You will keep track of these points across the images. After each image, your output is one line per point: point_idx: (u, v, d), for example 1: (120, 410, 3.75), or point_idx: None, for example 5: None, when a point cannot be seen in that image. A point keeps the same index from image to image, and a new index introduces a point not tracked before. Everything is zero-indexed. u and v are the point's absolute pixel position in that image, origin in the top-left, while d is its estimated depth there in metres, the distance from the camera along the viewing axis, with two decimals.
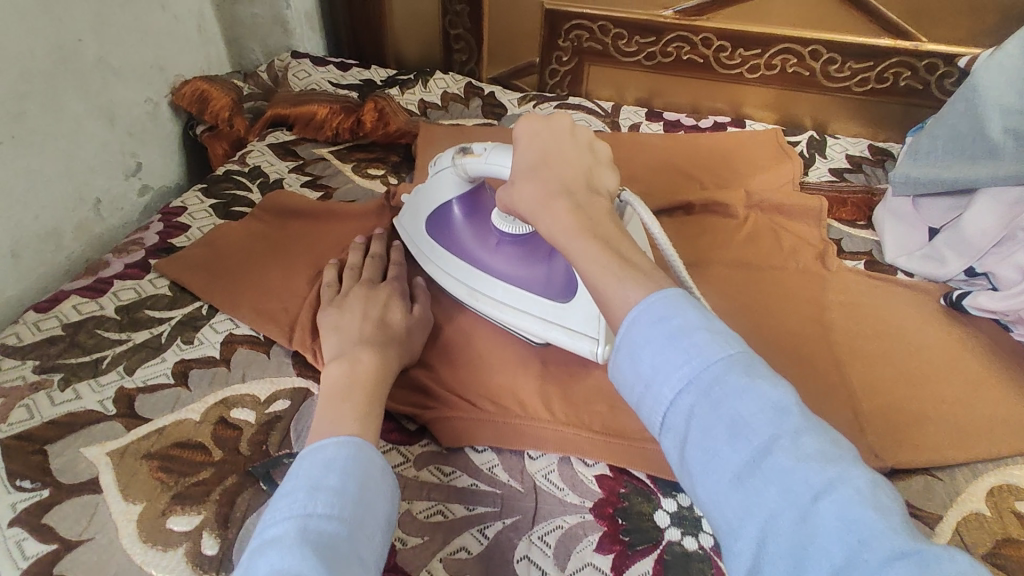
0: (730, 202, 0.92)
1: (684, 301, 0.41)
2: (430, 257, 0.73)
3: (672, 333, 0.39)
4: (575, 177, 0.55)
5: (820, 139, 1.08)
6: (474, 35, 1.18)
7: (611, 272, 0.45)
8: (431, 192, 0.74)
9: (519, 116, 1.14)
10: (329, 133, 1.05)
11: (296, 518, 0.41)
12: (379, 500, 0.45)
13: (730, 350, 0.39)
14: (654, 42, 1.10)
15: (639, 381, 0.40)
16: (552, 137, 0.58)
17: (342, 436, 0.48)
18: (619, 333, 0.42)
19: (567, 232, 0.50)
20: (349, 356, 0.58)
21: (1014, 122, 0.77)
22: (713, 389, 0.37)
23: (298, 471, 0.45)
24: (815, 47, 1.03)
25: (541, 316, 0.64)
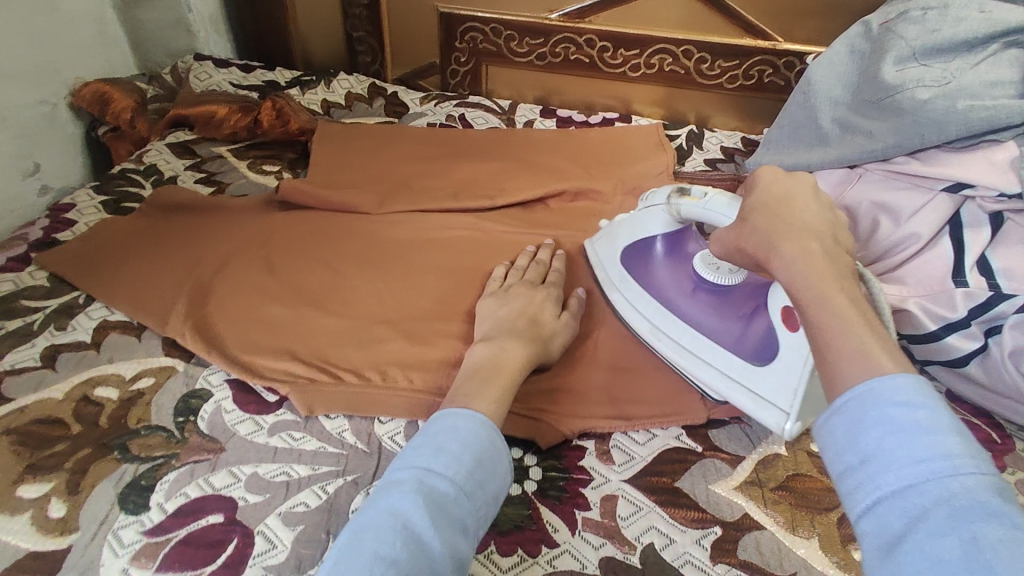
0: (604, 190, 0.99)
1: (937, 396, 0.37)
2: (619, 285, 0.74)
3: (913, 424, 0.36)
4: (819, 226, 0.51)
5: (698, 132, 1.16)
6: (376, 38, 1.23)
7: (851, 330, 0.42)
8: (634, 224, 0.76)
9: (419, 114, 1.19)
10: (228, 132, 1.09)
11: (418, 471, 0.46)
12: (485, 480, 0.48)
13: (983, 467, 0.34)
14: (543, 43, 1.17)
15: (855, 455, 0.37)
16: (797, 187, 0.55)
17: (471, 411, 0.52)
18: (843, 398, 0.39)
19: (807, 279, 0.45)
20: (496, 343, 0.62)
21: (839, 111, 0.86)
22: (957, 500, 0.33)
23: (428, 432, 0.50)
24: (686, 47, 1.11)
25: (725, 371, 0.63)
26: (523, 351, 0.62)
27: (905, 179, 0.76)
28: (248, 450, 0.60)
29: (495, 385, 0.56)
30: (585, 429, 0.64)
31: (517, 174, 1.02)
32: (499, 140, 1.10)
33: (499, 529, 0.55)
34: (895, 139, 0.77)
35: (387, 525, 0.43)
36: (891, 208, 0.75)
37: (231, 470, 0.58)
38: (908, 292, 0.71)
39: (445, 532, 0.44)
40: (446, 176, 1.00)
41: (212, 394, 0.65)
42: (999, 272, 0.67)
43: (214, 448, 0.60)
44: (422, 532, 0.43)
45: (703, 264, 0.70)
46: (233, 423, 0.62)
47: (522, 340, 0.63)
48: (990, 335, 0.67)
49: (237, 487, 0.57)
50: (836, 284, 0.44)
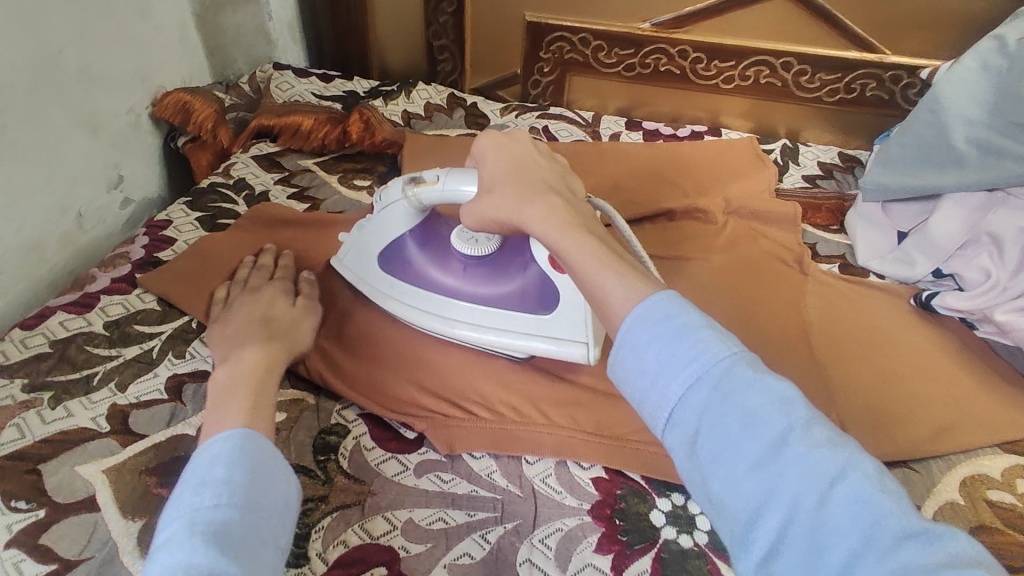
0: (709, 209, 0.95)
1: (681, 299, 0.42)
2: (392, 294, 0.70)
3: (679, 333, 0.40)
4: (551, 179, 0.58)
5: (793, 147, 1.12)
6: (457, 47, 1.20)
7: (604, 268, 0.47)
8: (376, 230, 0.71)
9: (501, 125, 1.16)
10: (316, 144, 1.06)
11: (183, 516, 0.40)
12: (269, 492, 0.44)
13: (733, 347, 0.39)
14: (633, 54, 1.13)
15: (645, 377, 0.40)
16: (520, 147, 0.61)
17: (227, 428, 0.47)
18: (621, 331, 0.42)
19: (560, 227, 0.51)
20: (233, 358, 0.57)
21: (976, 131, 0.81)
22: (724, 385, 0.38)
23: (184, 475, 0.44)
24: (786, 59, 1.07)
25: (521, 331, 0.66)
26: (266, 352, 0.58)
27: None
28: (399, 494, 0.57)
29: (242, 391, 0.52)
30: None
31: (612, 193, 1.00)
32: (586, 151, 1.08)
33: None
34: None
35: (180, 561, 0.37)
36: None
37: (385, 515, 0.55)
38: None
39: (242, 558, 0.39)
40: None
41: (350, 431, 0.62)
42: None
43: (363, 491, 0.57)
44: (209, 568, 0.37)
45: (460, 239, 0.68)
46: (376, 463, 0.60)
47: (260, 343, 0.59)
48: None
49: (396, 535, 0.54)
50: (579, 230, 0.50)
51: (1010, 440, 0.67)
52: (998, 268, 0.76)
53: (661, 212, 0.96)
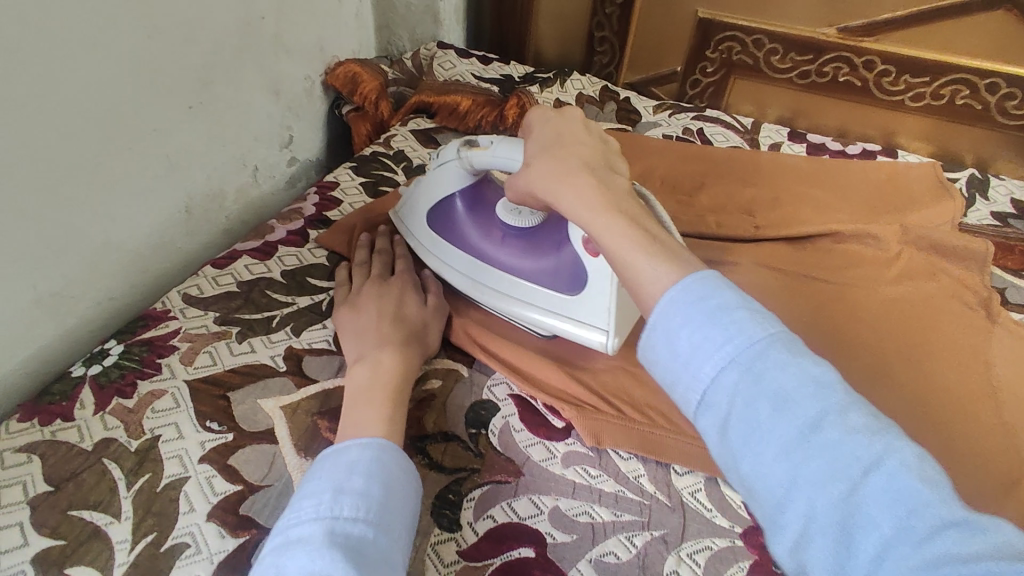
0: (882, 235, 0.87)
1: (717, 279, 0.40)
2: (431, 247, 0.74)
3: (718, 310, 0.38)
4: (592, 155, 0.53)
5: (982, 178, 1.01)
6: (619, 39, 1.17)
7: (634, 248, 0.44)
8: (429, 187, 0.75)
9: (654, 123, 1.13)
10: (472, 125, 1.09)
11: (323, 521, 0.42)
12: (396, 508, 0.45)
13: (770, 330, 0.37)
14: (811, 60, 1.05)
15: (675, 359, 0.38)
16: (566, 125, 0.57)
17: (365, 439, 0.49)
18: (653, 312, 0.40)
19: (592, 210, 0.48)
20: (372, 359, 0.59)
21: None
22: (754, 366, 0.36)
23: (321, 475, 0.46)
24: (993, 80, 0.96)
25: (546, 309, 0.66)
26: (398, 358, 0.59)
27: None
28: (546, 480, 0.57)
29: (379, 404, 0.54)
30: None
31: (770, 208, 0.95)
32: (744, 159, 1.02)
33: None
34: None
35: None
36: None
37: (532, 499, 0.56)
38: None
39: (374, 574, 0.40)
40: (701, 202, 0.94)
41: (499, 408, 0.63)
42: None
43: (511, 470, 0.58)
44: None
45: (507, 210, 0.71)
46: (524, 445, 0.60)
47: (395, 348, 0.60)
48: None
49: (542, 520, 0.54)
50: (607, 210, 0.47)
51: None
52: None
53: (826, 231, 0.89)
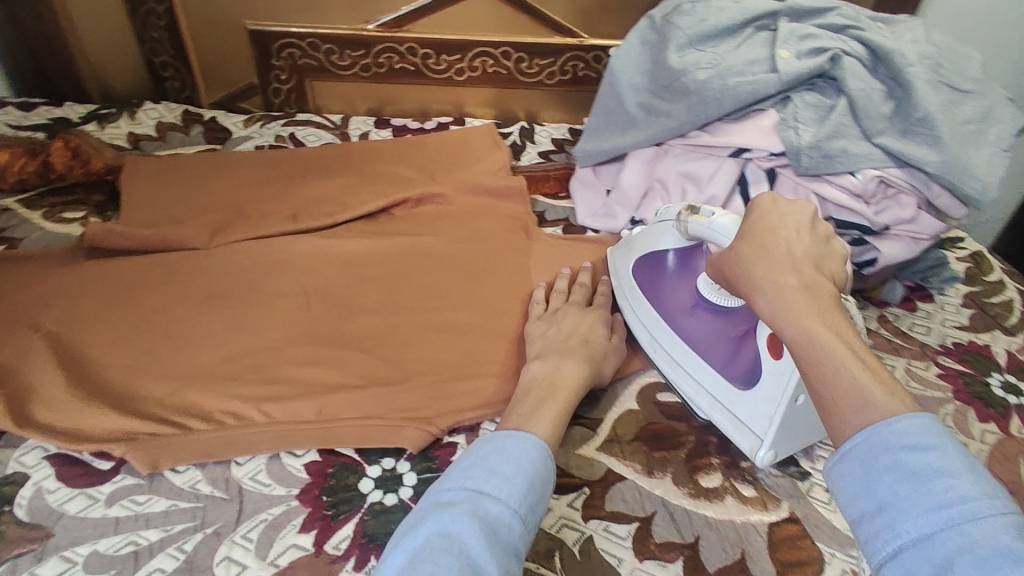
0: (445, 194, 0.98)
1: (946, 435, 0.41)
2: (630, 298, 0.75)
3: (928, 468, 0.39)
4: (804, 256, 0.53)
5: (529, 128, 1.23)
6: (182, 62, 1.14)
7: (837, 365, 0.46)
8: (647, 236, 0.75)
9: (245, 137, 1.13)
10: (14, 181, 0.95)
11: (471, 493, 0.47)
12: (534, 506, 0.48)
13: (1003, 508, 0.36)
14: (365, 54, 1.15)
15: (872, 502, 0.40)
16: (790, 214, 0.56)
17: (530, 439, 0.52)
18: (852, 446, 0.42)
19: (791, 313, 0.49)
20: (553, 362, 0.64)
21: (642, 96, 0.95)
22: (975, 544, 0.35)
23: (476, 455, 0.51)
24: (504, 49, 1.16)
25: (712, 393, 0.65)
26: (577, 369, 0.64)
27: (700, 150, 0.88)
28: (84, 529, 0.54)
29: (549, 411, 0.58)
30: (454, 425, 0.64)
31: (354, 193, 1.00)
32: (332, 155, 1.08)
33: (379, 543, 0.55)
34: (685, 118, 0.87)
35: (438, 556, 0.42)
36: (694, 177, 0.87)
37: (64, 555, 0.53)
38: None
39: (503, 563, 0.43)
40: (288, 200, 0.96)
41: (29, 476, 0.58)
42: None
43: (40, 535, 0.54)
44: (477, 560, 0.42)
45: (710, 284, 0.69)
46: (60, 503, 0.56)
47: (577, 358, 0.65)
48: None
49: (75, 570, 0.52)
50: (815, 319, 0.48)
51: None
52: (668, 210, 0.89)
53: (401, 200, 0.97)
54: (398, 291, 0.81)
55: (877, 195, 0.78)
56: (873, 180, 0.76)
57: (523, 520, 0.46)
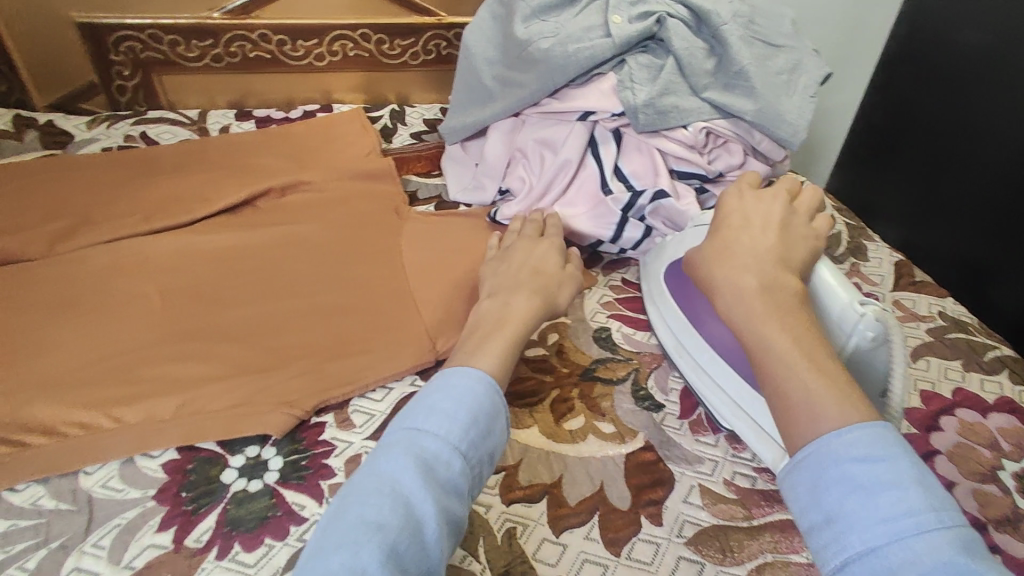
0: (313, 180, 0.98)
1: (894, 444, 0.46)
2: (661, 304, 0.75)
3: (869, 480, 0.44)
4: (766, 259, 0.59)
5: (400, 110, 1.23)
6: (5, 64, 1.07)
7: (794, 374, 0.52)
8: (681, 240, 0.75)
9: (88, 140, 1.05)
10: None
11: (412, 432, 0.51)
12: (478, 439, 0.52)
13: (944, 521, 0.41)
14: (214, 44, 1.10)
15: (821, 514, 0.45)
16: (748, 221, 0.63)
17: (478, 381, 0.55)
18: (813, 454, 0.47)
19: (752, 320, 0.56)
20: (503, 300, 0.67)
21: (496, 70, 0.98)
22: (906, 549, 0.41)
23: (426, 393, 0.54)
24: (363, 31, 1.15)
25: (737, 400, 0.64)
26: (527, 303, 0.67)
27: (552, 116, 0.91)
28: None
29: (496, 343, 0.61)
30: (321, 404, 0.64)
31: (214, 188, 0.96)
32: (188, 152, 1.03)
33: (243, 529, 0.54)
34: (536, 86, 0.90)
35: (377, 491, 0.47)
36: (549, 143, 0.91)
37: None
38: (580, 211, 0.87)
39: (438, 495, 0.48)
40: (140, 202, 0.91)
41: None
42: (629, 176, 0.84)
43: None
44: (410, 493, 0.47)
45: None
46: None
47: (529, 293, 0.68)
48: (644, 220, 0.84)
49: None
50: (772, 326, 0.54)
51: None
52: (530, 176, 0.92)
53: (263, 191, 0.95)
54: (263, 281, 0.79)
55: (708, 143, 0.84)
56: (702, 131, 0.82)
57: (461, 456, 0.50)
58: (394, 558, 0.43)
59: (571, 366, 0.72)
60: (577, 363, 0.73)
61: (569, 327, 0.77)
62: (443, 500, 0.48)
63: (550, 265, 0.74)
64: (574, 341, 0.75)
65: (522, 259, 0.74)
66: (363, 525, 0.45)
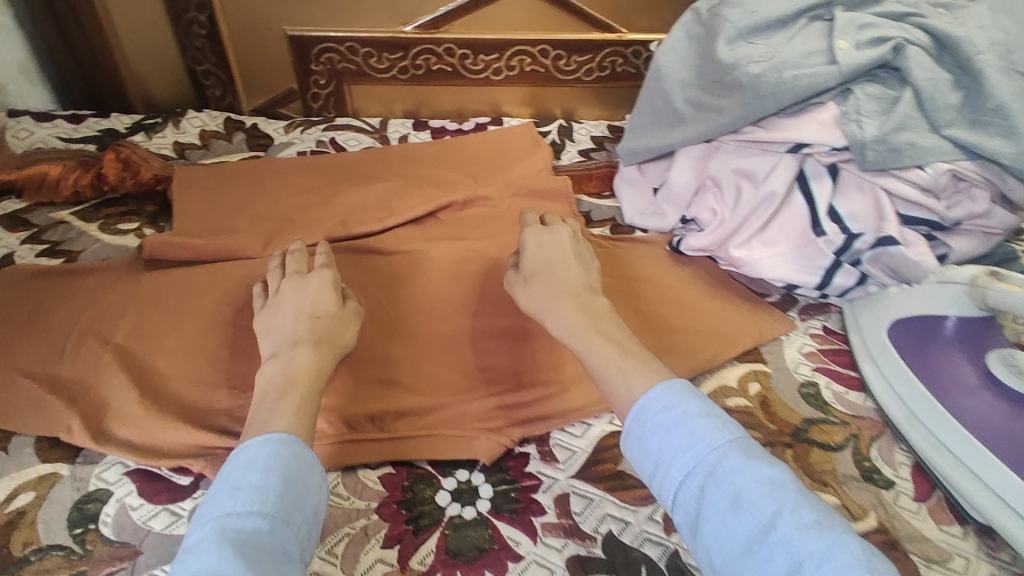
0: (492, 196, 0.98)
1: (686, 390, 0.55)
2: (884, 367, 0.72)
3: (688, 431, 0.52)
4: (578, 285, 0.69)
5: (567, 126, 1.21)
6: (223, 70, 1.14)
7: (610, 367, 0.60)
8: (921, 299, 0.72)
9: (286, 143, 1.13)
10: (68, 195, 0.97)
11: (216, 521, 0.47)
12: (295, 506, 0.50)
13: (728, 435, 0.51)
14: (403, 57, 1.15)
15: (650, 462, 0.53)
16: (556, 250, 0.73)
17: (273, 438, 0.53)
18: (631, 419, 0.55)
19: (570, 332, 0.65)
20: (286, 357, 0.63)
21: (690, 92, 0.93)
22: (717, 471, 0.49)
23: (223, 473, 0.51)
24: (542, 46, 1.15)
25: (1000, 491, 0.60)
26: (312, 356, 0.63)
27: (754, 146, 0.86)
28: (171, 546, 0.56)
29: (292, 399, 0.58)
30: (525, 435, 0.66)
31: (399, 199, 0.99)
32: (374, 159, 1.08)
33: (464, 558, 0.56)
34: (740, 112, 0.84)
35: (240, 470, 0.50)
36: (750, 174, 0.85)
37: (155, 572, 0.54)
38: (782, 250, 0.81)
39: (263, 566, 0.44)
40: (337, 209, 0.96)
41: (112, 493, 0.60)
42: (846, 216, 0.78)
43: (129, 554, 0.56)
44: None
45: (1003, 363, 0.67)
46: (145, 520, 0.58)
47: (313, 346, 0.64)
48: (859, 265, 0.77)
49: None
50: (584, 325, 0.65)
51: (742, 353, 0.76)
52: (722, 207, 0.87)
53: (445, 204, 0.97)
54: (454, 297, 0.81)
55: (948, 188, 0.77)
56: (944, 174, 0.75)
57: (277, 524, 0.48)
58: (265, 512, 0.48)
59: (778, 425, 0.69)
60: (784, 423, 0.69)
61: (770, 377, 0.74)
62: (299, 463, 0.52)
63: (328, 312, 0.68)
64: (777, 396, 0.72)
65: (294, 307, 0.68)
66: (232, 498, 0.48)
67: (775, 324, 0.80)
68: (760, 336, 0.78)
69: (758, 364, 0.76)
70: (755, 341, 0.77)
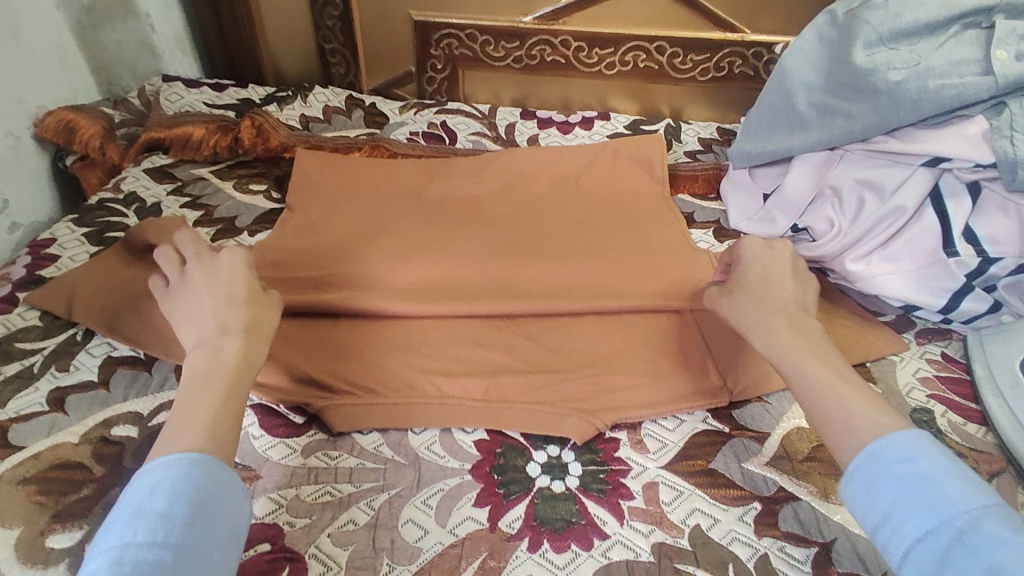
0: (596, 186, 0.97)
1: (925, 445, 0.48)
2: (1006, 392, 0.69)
3: (932, 490, 0.45)
4: (793, 306, 0.62)
5: (676, 126, 1.18)
6: (349, 49, 1.21)
7: (835, 392, 0.54)
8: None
9: (400, 123, 1.17)
10: (208, 153, 1.06)
11: (112, 550, 0.41)
12: (207, 524, 0.44)
13: (982, 498, 0.44)
14: (519, 46, 1.17)
15: (879, 512, 0.46)
16: (774, 264, 0.66)
17: (177, 453, 0.47)
18: (858, 461, 0.49)
19: (787, 352, 0.57)
20: (215, 345, 0.57)
21: (815, 96, 0.88)
22: (966, 536, 0.42)
23: (122, 502, 0.44)
24: (659, 43, 1.14)
25: None
26: (243, 346, 0.57)
27: (884, 156, 0.82)
28: (287, 475, 0.61)
29: (230, 400, 0.53)
30: (618, 421, 0.66)
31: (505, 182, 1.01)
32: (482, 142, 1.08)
33: (549, 527, 0.57)
34: (872, 120, 0.81)
35: (143, 492, 0.44)
36: (876, 186, 0.81)
37: (271, 496, 0.59)
38: (904, 268, 0.78)
39: None
40: (443, 179, 0.98)
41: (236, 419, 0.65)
42: (983, 239, 0.74)
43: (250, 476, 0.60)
44: None
45: None
46: (266, 449, 0.63)
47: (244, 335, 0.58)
48: (992, 292, 0.75)
49: (282, 512, 0.58)
50: (811, 356, 0.57)
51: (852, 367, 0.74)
52: (840, 218, 0.83)
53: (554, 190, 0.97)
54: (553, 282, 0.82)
55: None
56: None
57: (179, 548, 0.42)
58: (171, 540, 0.42)
59: None
60: None
61: (878, 396, 0.71)
62: (212, 479, 0.47)
63: (249, 293, 0.61)
64: None
65: (211, 288, 0.61)
66: (131, 526, 0.42)
67: (890, 344, 0.76)
68: (874, 352, 0.75)
69: (867, 383, 0.72)
70: (865, 358, 0.74)
